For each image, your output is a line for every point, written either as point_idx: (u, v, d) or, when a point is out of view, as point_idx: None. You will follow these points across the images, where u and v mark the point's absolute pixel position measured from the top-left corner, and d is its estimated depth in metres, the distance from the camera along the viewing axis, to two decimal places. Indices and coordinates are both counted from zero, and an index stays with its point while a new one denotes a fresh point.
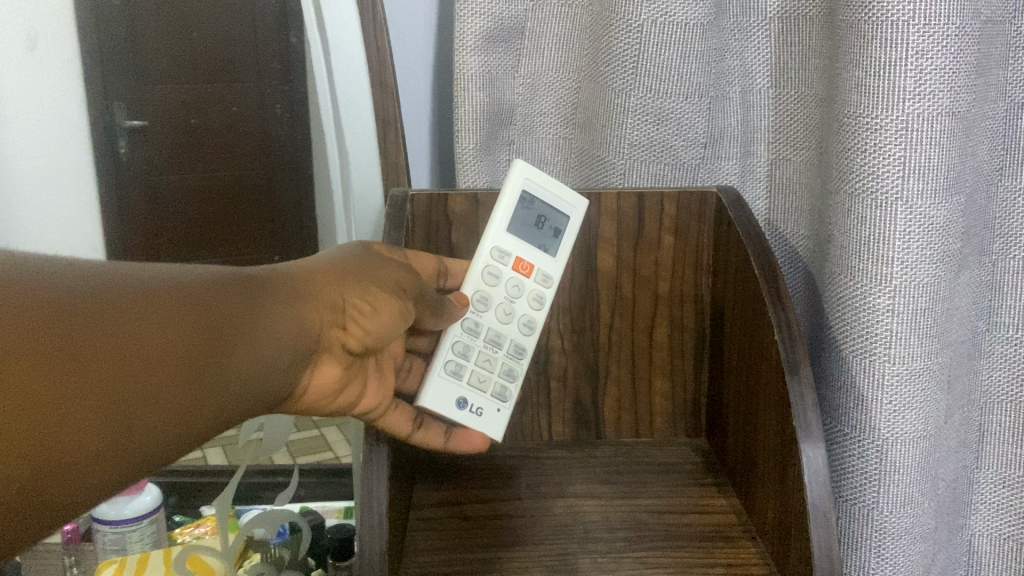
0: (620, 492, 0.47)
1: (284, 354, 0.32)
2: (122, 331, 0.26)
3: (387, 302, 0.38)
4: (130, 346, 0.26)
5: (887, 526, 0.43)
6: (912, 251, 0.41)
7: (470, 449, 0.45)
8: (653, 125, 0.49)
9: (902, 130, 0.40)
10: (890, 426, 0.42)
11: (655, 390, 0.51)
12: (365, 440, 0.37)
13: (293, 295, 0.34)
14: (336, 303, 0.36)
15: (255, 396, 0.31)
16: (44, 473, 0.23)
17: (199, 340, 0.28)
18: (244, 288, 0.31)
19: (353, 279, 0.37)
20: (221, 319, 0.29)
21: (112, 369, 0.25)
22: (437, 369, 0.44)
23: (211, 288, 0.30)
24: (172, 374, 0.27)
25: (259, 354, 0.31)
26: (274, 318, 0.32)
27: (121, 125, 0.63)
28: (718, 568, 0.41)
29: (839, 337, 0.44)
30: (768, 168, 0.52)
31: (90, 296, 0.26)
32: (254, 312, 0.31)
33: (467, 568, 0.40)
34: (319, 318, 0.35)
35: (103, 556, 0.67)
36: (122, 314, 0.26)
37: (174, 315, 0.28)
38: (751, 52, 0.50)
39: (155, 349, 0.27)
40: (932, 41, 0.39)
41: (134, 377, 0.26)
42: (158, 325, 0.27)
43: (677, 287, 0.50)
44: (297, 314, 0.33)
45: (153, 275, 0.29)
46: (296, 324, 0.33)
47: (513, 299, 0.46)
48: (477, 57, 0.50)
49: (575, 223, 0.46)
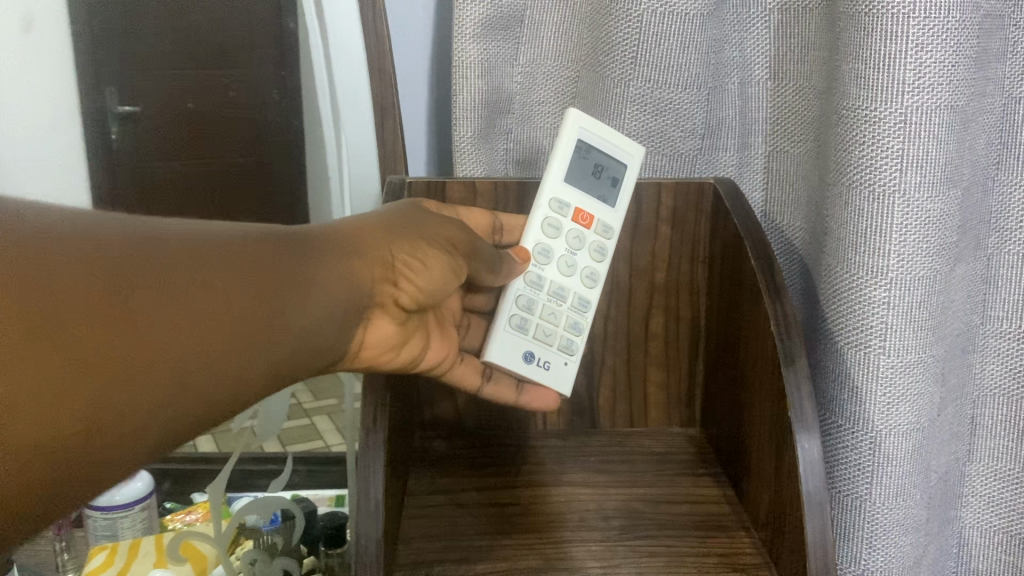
0: (615, 481, 0.47)
1: (335, 316, 0.33)
2: (168, 287, 0.26)
3: (437, 259, 0.39)
4: (183, 307, 0.26)
5: (880, 518, 0.44)
6: (909, 243, 0.41)
7: (543, 407, 0.47)
8: (651, 115, 0.49)
9: (901, 123, 0.40)
10: (884, 417, 0.43)
11: (649, 381, 0.51)
12: (363, 426, 0.37)
13: (342, 255, 0.34)
14: (387, 261, 0.36)
15: (310, 355, 0.31)
16: (95, 433, 0.24)
17: (246, 297, 0.28)
18: (291, 245, 0.31)
19: (401, 235, 0.37)
20: (268, 275, 0.30)
21: (158, 324, 0.25)
22: (502, 324, 0.45)
23: (259, 245, 0.30)
24: (223, 329, 0.27)
25: (311, 311, 0.31)
26: (322, 275, 0.32)
27: (114, 110, 0.66)
28: (712, 557, 0.41)
29: (835, 328, 0.44)
30: (766, 160, 0.52)
31: (133, 251, 0.26)
32: (304, 274, 0.31)
33: (461, 554, 0.40)
34: (365, 273, 0.35)
35: (94, 542, 0.67)
36: (173, 274, 0.27)
37: (224, 276, 0.28)
38: (751, 44, 0.50)
39: (206, 311, 0.27)
40: (932, 34, 0.39)
41: (184, 333, 0.26)
42: (210, 286, 0.27)
43: (672, 279, 0.50)
44: (343, 273, 0.34)
45: (198, 231, 0.29)
46: (347, 284, 0.34)
47: (574, 252, 0.47)
48: (478, 46, 0.50)
49: (632, 171, 0.46)
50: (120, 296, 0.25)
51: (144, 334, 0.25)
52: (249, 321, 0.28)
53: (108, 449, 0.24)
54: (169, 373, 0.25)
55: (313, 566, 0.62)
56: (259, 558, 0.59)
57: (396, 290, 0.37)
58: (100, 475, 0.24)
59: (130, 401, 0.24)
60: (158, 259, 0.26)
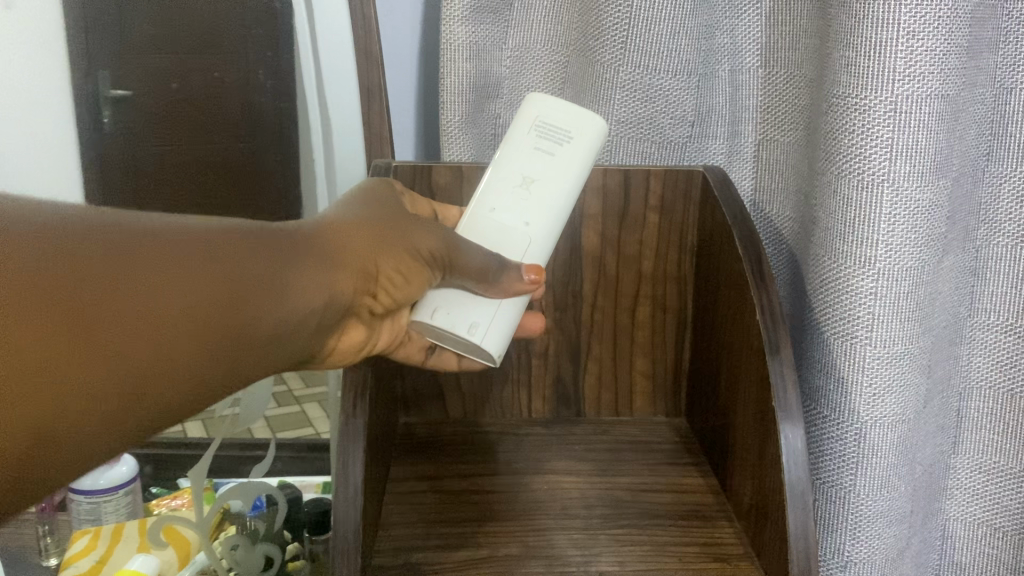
0: (600, 469, 0.47)
1: (309, 321, 0.32)
2: (127, 285, 0.25)
3: (417, 275, 0.37)
4: (149, 311, 0.25)
5: (863, 509, 0.44)
6: (897, 234, 0.41)
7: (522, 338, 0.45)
8: (640, 101, 0.48)
9: (890, 113, 0.39)
10: (869, 409, 0.42)
11: (636, 369, 0.51)
12: (342, 412, 0.36)
13: (326, 260, 0.33)
14: (370, 272, 0.35)
15: (273, 356, 0.31)
16: (50, 433, 0.23)
17: (218, 294, 0.27)
18: (275, 244, 0.30)
19: (385, 244, 0.36)
20: (241, 272, 0.28)
21: (116, 324, 0.25)
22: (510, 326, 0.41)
23: (237, 243, 0.29)
24: (189, 328, 0.26)
25: (288, 310, 0.30)
26: (304, 281, 0.31)
27: (105, 94, 0.62)
28: (694, 546, 0.41)
29: (822, 318, 0.44)
30: (755, 149, 0.51)
31: (107, 251, 0.25)
32: (280, 277, 0.30)
33: (440, 541, 0.40)
34: (348, 284, 0.33)
35: (77, 526, 0.67)
36: (145, 273, 0.26)
37: (196, 276, 0.27)
38: (741, 31, 0.50)
39: (171, 314, 0.26)
40: (923, 22, 0.38)
41: (141, 334, 0.25)
42: (181, 287, 0.26)
43: (659, 266, 0.49)
44: (326, 277, 0.32)
45: (166, 221, 0.28)
46: (325, 291, 0.32)
47: None
48: (466, 27, 0.50)
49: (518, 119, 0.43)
50: (77, 298, 0.24)
51: (101, 346, 0.24)
52: (219, 321, 0.27)
53: (55, 458, 0.24)
54: (123, 376, 0.25)
55: (296, 552, 0.61)
56: (240, 544, 0.59)
57: (374, 302, 0.37)
58: (47, 480, 0.24)
59: (82, 404, 0.24)
60: (122, 255, 0.25)
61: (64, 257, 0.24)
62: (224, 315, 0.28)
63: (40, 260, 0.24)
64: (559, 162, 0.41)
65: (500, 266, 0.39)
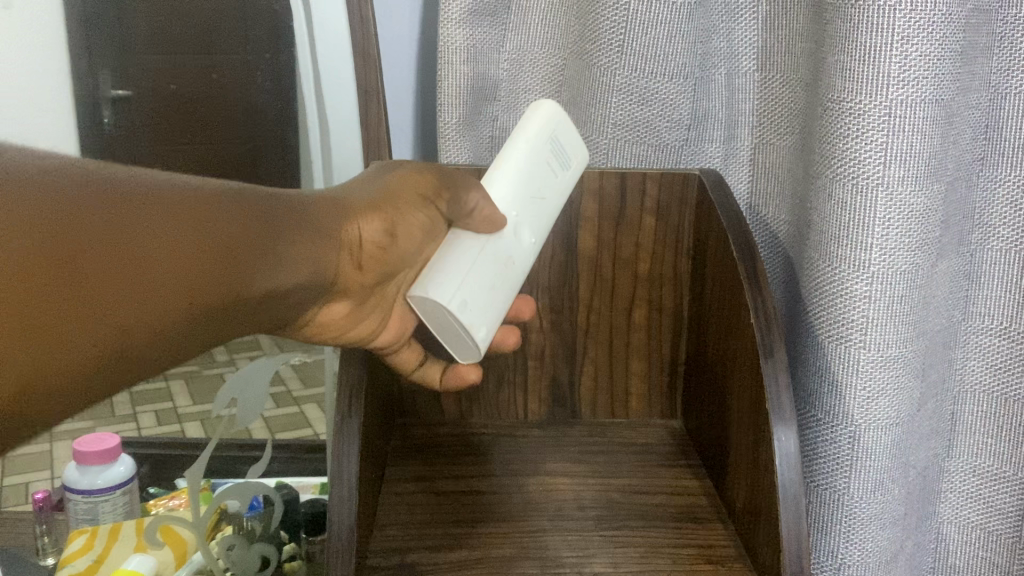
0: (595, 471, 0.47)
1: (297, 285, 0.32)
2: (127, 241, 0.25)
3: (414, 216, 0.38)
4: (147, 269, 0.26)
5: (856, 512, 0.44)
6: (890, 237, 0.41)
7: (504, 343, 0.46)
8: (636, 104, 0.48)
9: (885, 117, 0.40)
10: (863, 412, 0.42)
11: (632, 372, 0.51)
12: (337, 411, 0.36)
13: (315, 229, 0.34)
14: (356, 242, 0.36)
15: (258, 318, 0.31)
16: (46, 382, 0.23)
17: (215, 255, 0.28)
18: (269, 208, 0.31)
19: (374, 211, 0.37)
20: (235, 236, 0.29)
21: (121, 278, 0.25)
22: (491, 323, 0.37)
23: (234, 210, 0.29)
24: (184, 286, 0.27)
25: (279, 276, 0.31)
26: (295, 248, 0.32)
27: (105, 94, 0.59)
28: (688, 549, 0.41)
29: (817, 321, 0.44)
30: (750, 153, 0.52)
31: (111, 207, 0.25)
32: (272, 244, 0.31)
33: (434, 542, 0.40)
34: (334, 256, 0.35)
35: (75, 526, 0.66)
36: (144, 232, 0.26)
37: (194, 240, 0.27)
38: (738, 35, 0.50)
39: (166, 273, 0.26)
40: (917, 27, 0.39)
41: (140, 291, 0.25)
42: (177, 248, 0.27)
43: (655, 269, 0.50)
44: (315, 246, 0.33)
45: (165, 182, 0.28)
46: (314, 257, 0.33)
47: None
48: (463, 30, 0.50)
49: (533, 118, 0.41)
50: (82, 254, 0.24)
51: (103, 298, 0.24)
52: (215, 281, 0.28)
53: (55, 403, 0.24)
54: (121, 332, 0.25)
55: (293, 552, 0.62)
56: (236, 544, 0.58)
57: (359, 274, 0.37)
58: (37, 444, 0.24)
59: (81, 358, 0.24)
60: (123, 212, 0.26)
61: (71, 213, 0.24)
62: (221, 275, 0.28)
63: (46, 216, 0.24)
64: (561, 185, 0.41)
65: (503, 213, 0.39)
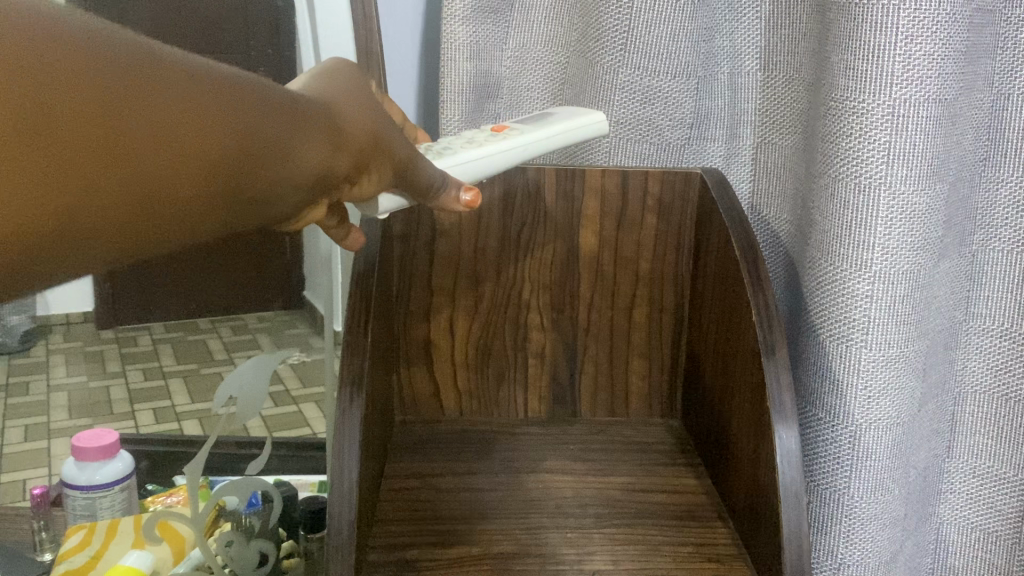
0: (595, 469, 0.47)
1: (305, 192, 0.27)
2: (146, 128, 0.21)
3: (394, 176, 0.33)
4: (174, 145, 0.21)
5: (856, 512, 0.44)
6: (893, 237, 0.41)
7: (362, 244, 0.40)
8: (639, 102, 0.48)
9: (887, 116, 0.40)
10: (864, 411, 0.42)
11: (632, 370, 0.51)
12: (338, 405, 0.36)
13: (320, 127, 0.27)
14: (360, 160, 0.30)
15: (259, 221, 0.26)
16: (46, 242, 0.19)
17: (235, 153, 0.23)
18: (281, 104, 0.26)
19: (387, 127, 0.32)
20: (256, 130, 0.24)
21: (142, 167, 0.21)
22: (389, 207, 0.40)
23: (252, 92, 0.24)
24: (204, 168, 0.22)
25: (291, 177, 0.26)
26: (297, 152, 0.26)
27: None
28: (688, 546, 0.41)
29: (818, 321, 0.44)
30: (753, 152, 0.52)
31: (142, 69, 0.21)
32: (281, 143, 0.25)
33: (432, 538, 0.40)
34: (346, 165, 0.29)
35: (72, 522, 0.66)
36: (175, 105, 0.21)
37: (223, 127, 0.23)
38: (741, 34, 0.50)
39: (192, 151, 0.22)
40: (921, 26, 0.39)
41: (162, 166, 0.21)
42: (205, 131, 0.22)
43: (656, 267, 0.49)
44: (310, 151, 0.27)
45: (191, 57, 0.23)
46: (308, 164, 0.27)
47: (460, 140, 0.43)
48: (466, 27, 0.50)
49: (583, 119, 0.45)
50: (99, 125, 0.19)
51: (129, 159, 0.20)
52: (240, 179, 0.24)
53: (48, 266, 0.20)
54: (128, 225, 0.21)
55: (291, 550, 0.62)
56: (236, 539, 0.57)
57: (351, 190, 0.31)
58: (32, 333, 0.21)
59: (86, 249, 0.20)
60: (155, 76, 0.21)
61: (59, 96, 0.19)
62: (245, 171, 0.24)
63: (47, 98, 0.18)
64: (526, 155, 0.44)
65: (440, 187, 0.36)
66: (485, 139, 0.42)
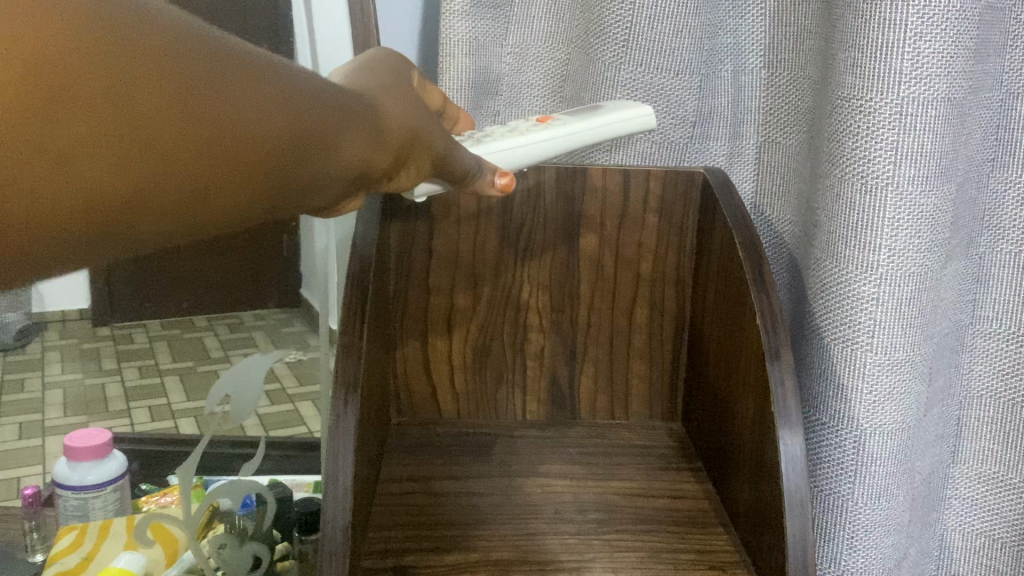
0: (595, 473, 0.46)
1: (343, 186, 0.27)
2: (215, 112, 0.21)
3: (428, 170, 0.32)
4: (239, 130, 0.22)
5: (860, 519, 0.43)
6: (900, 239, 0.40)
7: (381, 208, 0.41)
8: (641, 100, 0.47)
9: (896, 115, 0.39)
10: (869, 416, 0.42)
11: (632, 373, 0.50)
12: (332, 409, 0.35)
13: (355, 119, 0.27)
14: (400, 153, 0.29)
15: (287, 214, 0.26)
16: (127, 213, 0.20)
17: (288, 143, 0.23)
18: (325, 97, 0.25)
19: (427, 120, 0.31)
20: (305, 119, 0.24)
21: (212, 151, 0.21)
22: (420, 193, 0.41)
23: (287, 76, 0.24)
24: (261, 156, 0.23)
25: (330, 173, 0.26)
26: (335, 144, 0.25)
27: None
28: (689, 553, 0.40)
29: (822, 324, 0.43)
30: (757, 151, 0.51)
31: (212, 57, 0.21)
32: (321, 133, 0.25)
33: (428, 544, 0.39)
34: (384, 160, 0.28)
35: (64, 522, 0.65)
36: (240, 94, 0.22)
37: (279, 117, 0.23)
38: (745, 31, 0.49)
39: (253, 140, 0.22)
40: (931, 23, 0.38)
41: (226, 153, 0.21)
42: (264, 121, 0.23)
43: (657, 268, 0.49)
44: (345, 143, 0.26)
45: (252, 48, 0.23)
46: (344, 157, 0.26)
47: (501, 129, 0.43)
48: (465, 22, 0.49)
49: (629, 117, 0.43)
50: (172, 104, 0.20)
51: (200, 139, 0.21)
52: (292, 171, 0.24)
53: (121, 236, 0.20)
54: (192, 203, 0.21)
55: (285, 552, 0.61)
56: (228, 543, 0.56)
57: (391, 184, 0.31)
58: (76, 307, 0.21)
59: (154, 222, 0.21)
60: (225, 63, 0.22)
61: (98, 59, 0.19)
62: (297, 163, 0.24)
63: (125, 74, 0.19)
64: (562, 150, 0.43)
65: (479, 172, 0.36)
66: (527, 130, 0.42)
